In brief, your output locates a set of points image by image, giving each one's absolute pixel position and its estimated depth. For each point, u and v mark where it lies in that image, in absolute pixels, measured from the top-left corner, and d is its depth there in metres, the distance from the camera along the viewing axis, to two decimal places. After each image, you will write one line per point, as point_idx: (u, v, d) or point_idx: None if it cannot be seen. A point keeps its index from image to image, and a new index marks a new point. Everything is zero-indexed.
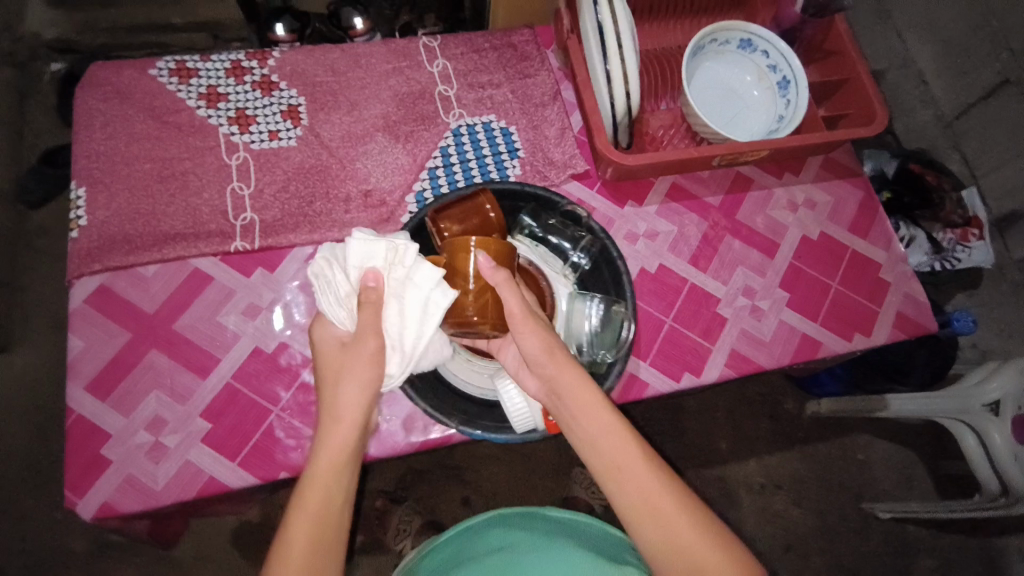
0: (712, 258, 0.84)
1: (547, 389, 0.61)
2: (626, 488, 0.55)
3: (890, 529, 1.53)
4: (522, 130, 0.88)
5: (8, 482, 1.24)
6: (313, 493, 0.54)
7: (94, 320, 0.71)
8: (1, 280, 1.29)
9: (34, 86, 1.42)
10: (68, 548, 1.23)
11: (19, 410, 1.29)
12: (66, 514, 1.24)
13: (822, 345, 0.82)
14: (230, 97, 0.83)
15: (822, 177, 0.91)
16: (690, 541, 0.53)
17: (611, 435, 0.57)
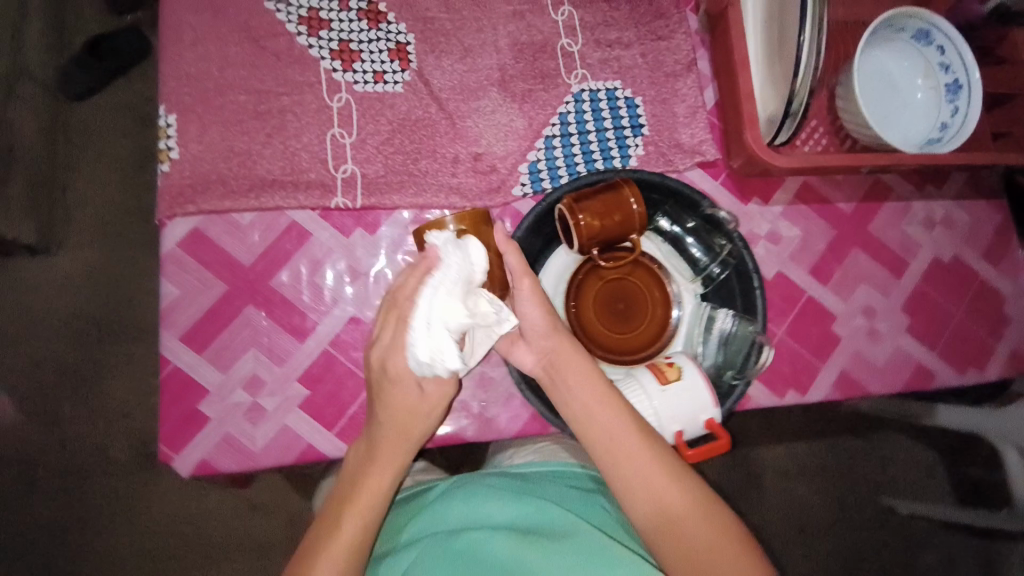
0: (833, 271, 0.78)
1: (547, 364, 0.60)
2: (618, 463, 0.54)
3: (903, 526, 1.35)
4: (649, 102, 0.78)
5: (45, 387, 1.14)
6: (367, 482, 0.58)
7: (188, 268, 0.67)
8: (45, 177, 1.12)
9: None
10: (111, 455, 1.13)
11: (58, 312, 1.16)
12: (112, 421, 1.14)
13: (933, 376, 0.78)
14: (333, 25, 0.73)
15: (964, 195, 0.83)
16: (688, 520, 0.53)
17: (602, 409, 0.56)
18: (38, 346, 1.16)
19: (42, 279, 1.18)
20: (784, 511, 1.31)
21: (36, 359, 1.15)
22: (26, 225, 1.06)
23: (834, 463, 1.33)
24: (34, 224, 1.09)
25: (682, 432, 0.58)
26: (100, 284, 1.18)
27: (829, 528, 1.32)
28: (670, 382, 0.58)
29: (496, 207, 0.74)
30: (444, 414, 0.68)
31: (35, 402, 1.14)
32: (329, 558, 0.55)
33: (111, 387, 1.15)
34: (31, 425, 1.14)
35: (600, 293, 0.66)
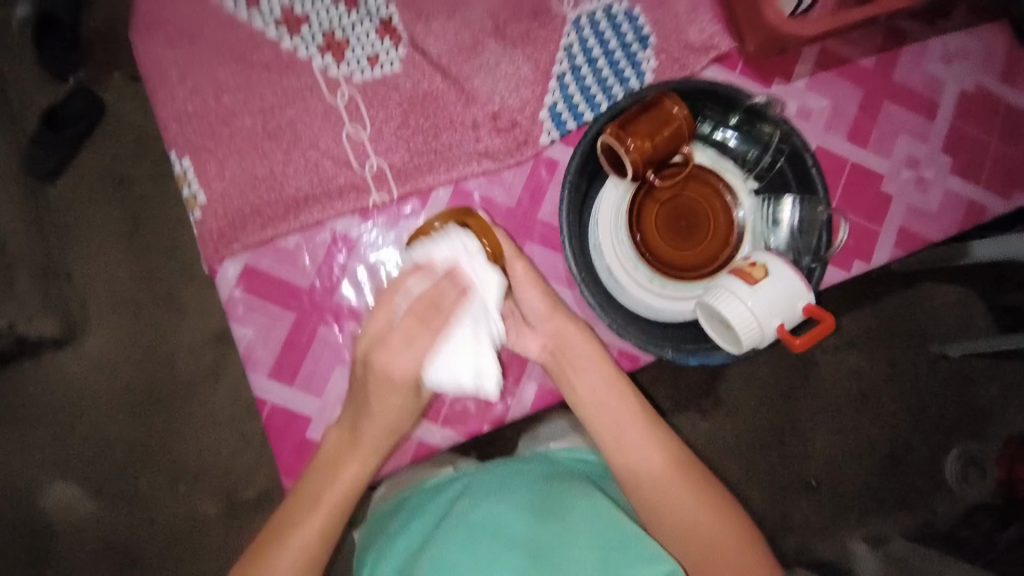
0: (870, 130, 0.77)
1: (553, 349, 0.63)
2: (628, 451, 0.59)
3: (955, 366, 1.25)
4: (648, 10, 0.75)
5: (116, 469, 1.10)
6: (359, 461, 0.57)
7: (254, 306, 0.67)
8: (40, 264, 1.03)
9: (4, 37, 1.06)
10: (202, 513, 1.10)
11: (102, 391, 1.10)
12: (192, 481, 1.10)
13: (987, 209, 0.79)
14: (313, 19, 0.70)
15: (979, 20, 0.81)
16: (693, 511, 0.57)
17: (609, 401, 0.61)
18: (96, 431, 1.10)
19: (76, 364, 1.10)
20: (840, 384, 1.24)
21: (97, 442, 1.10)
22: (46, 317, 1.01)
23: (876, 324, 1.24)
24: (52, 318, 1.06)
25: (783, 324, 0.58)
26: (133, 354, 1.10)
27: (888, 389, 1.24)
28: (759, 281, 0.57)
29: (528, 159, 0.72)
30: (535, 376, 0.70)
31: (113, 482, 1.10)
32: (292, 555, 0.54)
33: (181, 449, 1.10)
34: (116, 506, 1.10)
35: (661, 215, 0.66)
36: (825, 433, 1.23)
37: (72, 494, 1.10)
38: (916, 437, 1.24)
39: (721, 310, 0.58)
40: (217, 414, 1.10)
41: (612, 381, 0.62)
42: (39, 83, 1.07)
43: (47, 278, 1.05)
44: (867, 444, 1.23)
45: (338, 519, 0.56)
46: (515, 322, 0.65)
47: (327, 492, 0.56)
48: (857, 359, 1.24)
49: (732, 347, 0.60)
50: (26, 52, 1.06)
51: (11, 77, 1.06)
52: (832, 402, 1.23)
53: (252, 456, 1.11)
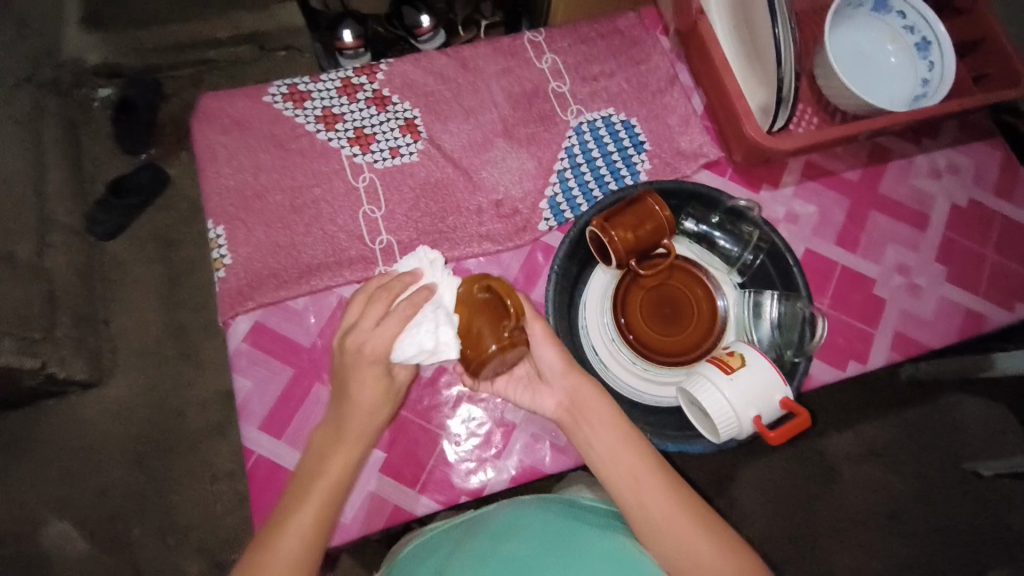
0: (858, 237, 0.80)
1: (567, 403, 0.60)
2: (643, 504, 0.55)
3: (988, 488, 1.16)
4: (643, 120, 0.84)
5: (109, 516, 1.09)
6: (324, 479, 0.56)
7: (257, 359, 0.71)
8: (80, 313, 1.10)
9: (85, 116, 1.22)
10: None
11: (109, 443, 1.12)
12: (177, 543, 1.08)
13: (987, 319, 0.79)
14: (347, 116, 0.81)
15: (960, 140, 0.86)
16: (717, 566, 0.53)
17: (623, 450, 0.57)
18: (95, 478, 1.10)
19: (89, 413, 1.13)
20: (862, 497, 1.16)
21: (93, 491, 1.10)
22: (76, 361, 1.07)
23: (902, 436, 1.19)
24: (82, 362, 1.08)
25: (760, 416, 0.58)
26: (146, 407, 1.13)
27: (916, 507, 1.15)
28: (736, 370, 0.58)
29: (526, 244, 0.78)
30: (517, 449, 0.71)
31: (100, 540, 1.08)
32: None
33: (172, 504, 1.10)
34: (100, 562, 1.07)
35: (646, 301, 0.68)
36: (843, 552, 1.13)
37: (63, 535, 1.08)
38: None
39: (700, 398, 0.58)
40: (215, 469, 1.12)
41: (626, 430, 0.58)
42: (112, 155, 1.22)
43: (89, 325, 1.12)
44: (892, 567, 1.12)
45: (318, 539, 0.54)
46: (530, 381, 0.63)
47: (284, 535, 0.53)
48: (882, 472, 1.17)
49: (711, 434, 0.61)
50: (104, 127, 1.22)
51: (87, 150, 1.21)
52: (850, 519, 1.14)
53: (241, 518, 1.10)
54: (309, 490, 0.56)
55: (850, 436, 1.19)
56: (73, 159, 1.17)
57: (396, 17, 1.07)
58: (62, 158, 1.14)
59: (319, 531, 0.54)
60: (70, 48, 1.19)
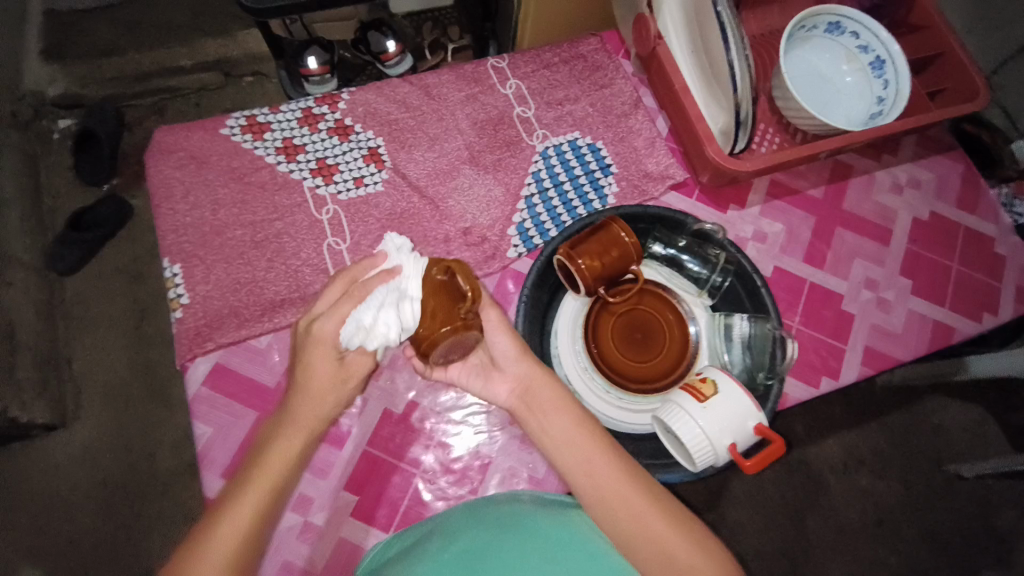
0: (826, 254, 0.81)
1: (519, 392, 0.59)
2: (597, 486, 0.53)
3: (969, 491, 1.17)
4: (609, 143, 0.84)
5: (75, 568, 1.02)
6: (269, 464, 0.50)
7: (217, 404, 0.68)
8: (40, 353, 1.05)
9: (44, 148, 1.18)
10: None
11: (75, 487, 1.06)
12: None
13: (954, 330, 0.80)
14: (309, 148, 0.80)
15: (920, 155, 0.88)
16: (669, 539, 0.52)
17: (575, 432, 0.55)
18: (58, 526, 1.04)
19: (50, 458, 1.07)
20: (852, 506, 1.16)
21: (60, 537, 1.03)
22: (38, 405, 1.03)
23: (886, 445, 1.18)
24: (44, 405, 1.04)
25: (735, 444, 0.57)
26: (114, 447, 1.08)
27: (904, 514, 1.14)
28: (709, 398, 0.58)
29: (496, 272, 0.77)
30: (493, 485, 0.69)
31: None
32: None
33: (144, 551, 1.04)
34: None
35: (617, 328, 0.67)
36: (836, 565, 1.11)
37: None
38: None
39: (674, 427, 0.57)
40: (187, 513, 1.06)
41: (577, 413, 0.57)
42: (74, 189, 1.18)
43: (49, 364, 1.07)
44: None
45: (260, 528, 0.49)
46: (483, 368, 0.61)
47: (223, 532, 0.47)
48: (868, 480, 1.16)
49: (687, 463, 0.59)
50: (64, 158, 1.18)
51: (46, 183, 1.17)
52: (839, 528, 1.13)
53: None
54: (260, 473, 0.50)
55: (835, 443, 1.19)
56: (31, 194, 1.12)
57: (361, 41, 1.04)
58: (18, 192, 1.10)
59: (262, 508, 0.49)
60: (30, 80, 1.15)
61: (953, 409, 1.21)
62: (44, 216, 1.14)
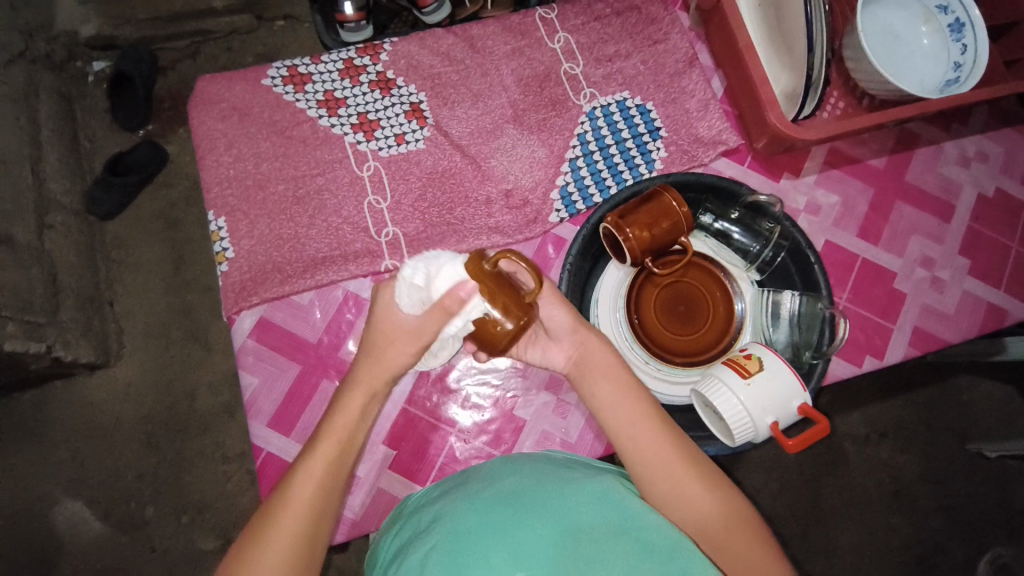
0: (881, 229, 0.78)
1: (574, 359, 0.60)
2: (641, 455, 0.54)
3: (1001, 474, 1.14)
4: (659, 105, 0.80)
5: (125, 494, 1.08)
6: (335, 432, 0.53)
7: (263, 356, 0.70)
8: (85, 295, 1.07)
9: (79, 90, 1.17)
10: (198, 550, 1.08)
11: (122, 423, 1.10)
12: (195, 514, 1.08)
13: (1009, 314, 0.77)
14: (349, 101, 0.78)
15: (991, 127, 0.82)
16: (709, 509, 0.52)
17: (625, 402, 0.56)
18: (107, 456, 1.09)
19: (96, 394, 1.11)
20: (870, 478, 1.13)
21: (110, 467, 1.09)
22: (82, 344, 1.04)
23: (907, 418, 1.14)
24: (88, 343, 1.06)
25: (777, 422, 0.57)
26: (155, 388, 1.11)
27: (922, 487, 1.13)
28: (755, 375, 0.57)
29: (537, 236, 0.75)
30: (527, 446, 0.70)
31: (121, 508, 1.08)
32: (281, 527, 0.50)
33: (187, 483, 1.09)
34: (121, 536, 1.08)
35: (662, 299, 0.67)
36: (855, 536, 1.11)
37: (82, 511, 1.08)
38: (961, 556, 1.12)
39: (716, 402, 0.57)
40: (226, 449, 1.10)
41: (627, 384, 0.58)
42: (110, 132, 1.17)
43: (95, 306, 1.09)
44: (907, 551, 1.11)
45: (335, 475, 0.53)
46: (537, 338, 0.61)
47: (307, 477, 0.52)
48: (889, 452, 1.14)
49: (725, 438, 0.60)
50: (100, 102, 1.18)
51: (84, 128, 1.17)
52: (861, 499, 1.12)
53: (255, 497, 1.09)
54: (331, 429, 0.53)
55: (863, 416, 1.15)
56: (69, 137, 1.12)
57: None
58: (57, 134, 1.09)
59: (329, 480, 0.52)
60: (63, 19, 1.09)
61: (992, 392, 1.17)
62: (82, 159, 1.15)
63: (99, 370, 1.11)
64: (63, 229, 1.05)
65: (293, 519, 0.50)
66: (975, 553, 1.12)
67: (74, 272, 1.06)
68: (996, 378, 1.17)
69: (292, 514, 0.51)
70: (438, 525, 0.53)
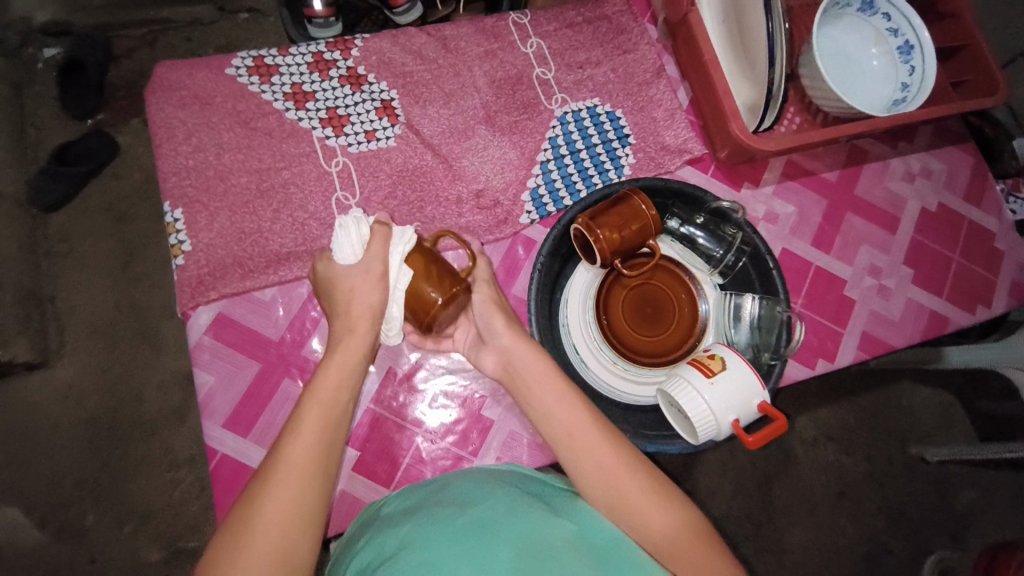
0: (834, 238, 0.82)
1: (503, 365, 0.62)
2: (587, 477, 0.55)
3: (939, 475, 1.21)
4: (628, 112, 0.82)
5: (60, 504, 1.01)
6: (322, 393, 0.55)
7: (220, 354, 0.67)
8: (23, 289, 1.00)
9: (29, 77, 1.11)
10: (139, 563, 1.01)
11: (60, 427, 1.03)
12: (137, 526, 1.01)
13: (948, 320, 0.82)
14: (318, 95, 0.76)
15: (934, 146, 0.88)
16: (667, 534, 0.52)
17: (572, 419, 0.57)
18: (41, 464, 1.01)
19: (33, 396, 1.04)
20: (820, 479, 1.18)
21: (43, 476, 1.01)
22: (19, 341, 0.97)
23: (855, 421, 1.20)
24: (28, 340, 0.99)
25: (738, 420, 0.58)
26: (99, 391, 1.04)
27: (868, 489, 1.18)
28: (717, 374, 0.58)
29: (507, 237, 0.76)
30: (494, 447, 0.69)
31: (55, 520, 1.00)
32: (281, 485, 0.49)
33: (130, 490, 1.02)
34: (53, 549, 1.00)
35: (628, 300, 0.68)
36: (807, 535, 1.15)
37: (12, 521, 1.00)
38: (905, 554, 1.17)
39: (680, 401, 0.58)
40: (174, 456, 1.03)
41: (576, 403, 0.58)
42: (57, 121, 1.10)
43: (34, 302, 1.02)
44: (856, 549, 1.16)
45: (333, 430, 0.54)
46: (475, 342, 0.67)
47: (302, 434, 0.52)
48: (838, 454, 1.19)
49: (690, 437, 0.61)
50: (50, 92, 1.11)
51: (30, 114, 1.10)
52: (814, 501, 1.16)
53: (204, 507, 1.03)
54: (320, 389, 0.55)
55: (815, 421, 1.20)
56: (14, 122, 1.05)
57: None
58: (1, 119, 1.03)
59: (304, 498, 0.50)
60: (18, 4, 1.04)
61: (931, 397, 1.24)
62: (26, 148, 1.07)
63: (37, 370, 1.03)
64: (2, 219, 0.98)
65: (294, 476, 0.50)
66: (918, 550, 1.17)
67: (12, 265, 0.99)
68: (934, 383, 1.24)
69: (294, 466, 0.50)
70: (404, 552, 0.49)
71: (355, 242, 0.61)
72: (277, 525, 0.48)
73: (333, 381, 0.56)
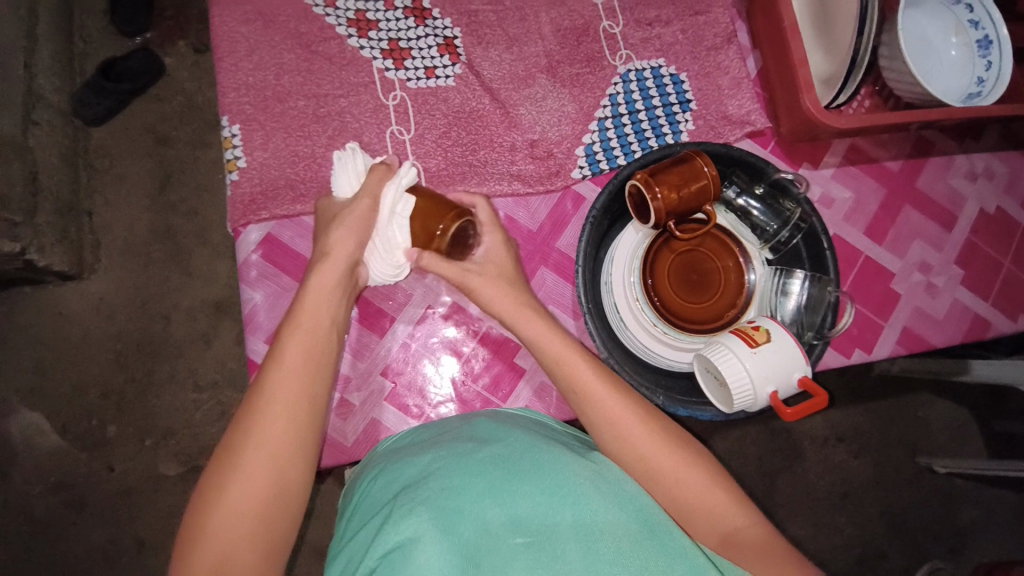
0: (888, 229, 0.80)
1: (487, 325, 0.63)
2: (603, 426, 0.54)
3: (944, 486, 1.20)
4: (693, 77, 0.80)
5: (88, 410, 1.05)
6: (306, 314, 0.56)
7: (267, 273, 0.68)
8: (62, 201, 1.01)
9: None
10: (157, 476, 1.05)
11: (89, 338, 1.06)
12: (158, 440, 1.05)
13: (990, 326, 0.80)
14: (381, 25, 0.75)
15: (1000, 147, 0.85)
16: (691, 485, 0.51)
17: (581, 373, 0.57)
18: (71, 371, 1.05)
19: (66, 304, 1.06)
20: (826, 475, 1.18)
21: (73, 383, 1.05)
22: (56, 252, 0.98)
23: (869, 425, 1.19)
24: (64, 251, 1.00)
25: (777, 392, 0.59)
26: (131, 306, 1.06)
27: (872, 491, 1.18)
28: (762, 344, 0.58)
29: (557, 190, 0.75)
30: (524, 395, 0.70)
31: (82, 424, 1.04)
32: (274, 400, 0.51)
33: (154, 406, 1.05)
34: (78, 452, 1.04)
35: (675, 264, 0.67)
36: (805, 529, 1.17)
37: (41, 421, 1.04)
38: (898, 558, 1.18)
39: (719, 365, 0.58)
40: (198, 377, 1.06)
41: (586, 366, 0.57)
42: (107, 35, 1.09)
43: (72, 213, 1.03)
44: (851, 547, 1.17)
45: (319, 349, 0.55)
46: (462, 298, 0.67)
47: (285, 355, 0.53)
48: (846, 453, 1.19)
49: (723, 405, 0.61)
50: (104, 5, 1.10)
51: (78, 23, 1.09)
52: (816, 494, 1.17)
53: (220, 430, 1.06)
54: (303, 312, 0.56)
55: (828, 417, 1.20)
56: (63, 33, 1.05)
57: None
58: (51, 26, 1.02)
59: (293, 410, 0.51)
60: None
61: (948, 409, 1.22)
62: (74, 57, 1.07)
63: (69, 282, 1.05)
64: (48, 126, 0.99)
65: (281, 391, 0.52)
66: (912, 555, 1.18)
67: (53, 175, 1.00)
68: (953, 395, 1.22)
69: (281, 385, 0.52)
70: (421, 477, 0.49)
71: (354, 176, 0.64)
72: (268, 439, 0.49)
73: (315, 305, 0.57)
